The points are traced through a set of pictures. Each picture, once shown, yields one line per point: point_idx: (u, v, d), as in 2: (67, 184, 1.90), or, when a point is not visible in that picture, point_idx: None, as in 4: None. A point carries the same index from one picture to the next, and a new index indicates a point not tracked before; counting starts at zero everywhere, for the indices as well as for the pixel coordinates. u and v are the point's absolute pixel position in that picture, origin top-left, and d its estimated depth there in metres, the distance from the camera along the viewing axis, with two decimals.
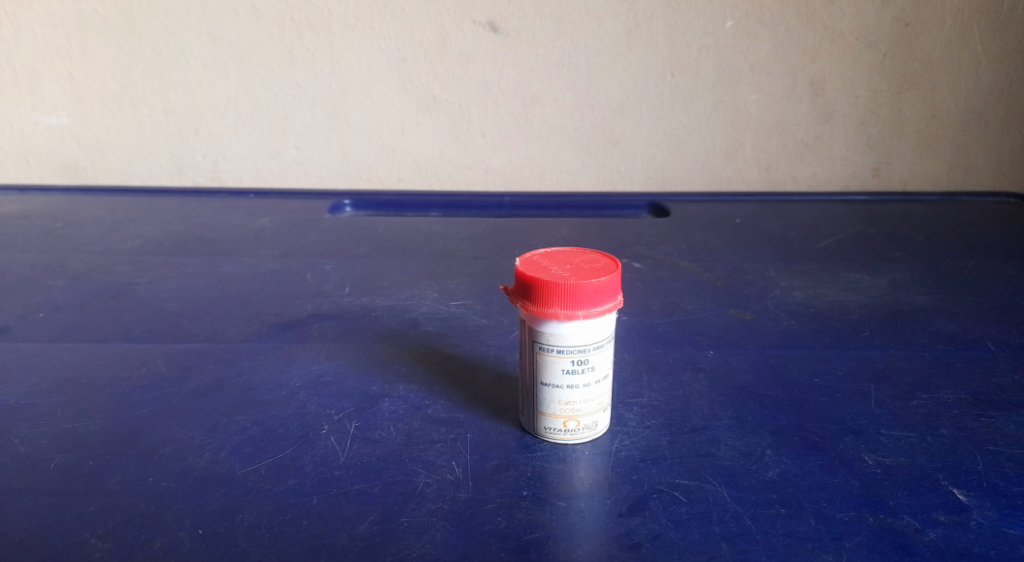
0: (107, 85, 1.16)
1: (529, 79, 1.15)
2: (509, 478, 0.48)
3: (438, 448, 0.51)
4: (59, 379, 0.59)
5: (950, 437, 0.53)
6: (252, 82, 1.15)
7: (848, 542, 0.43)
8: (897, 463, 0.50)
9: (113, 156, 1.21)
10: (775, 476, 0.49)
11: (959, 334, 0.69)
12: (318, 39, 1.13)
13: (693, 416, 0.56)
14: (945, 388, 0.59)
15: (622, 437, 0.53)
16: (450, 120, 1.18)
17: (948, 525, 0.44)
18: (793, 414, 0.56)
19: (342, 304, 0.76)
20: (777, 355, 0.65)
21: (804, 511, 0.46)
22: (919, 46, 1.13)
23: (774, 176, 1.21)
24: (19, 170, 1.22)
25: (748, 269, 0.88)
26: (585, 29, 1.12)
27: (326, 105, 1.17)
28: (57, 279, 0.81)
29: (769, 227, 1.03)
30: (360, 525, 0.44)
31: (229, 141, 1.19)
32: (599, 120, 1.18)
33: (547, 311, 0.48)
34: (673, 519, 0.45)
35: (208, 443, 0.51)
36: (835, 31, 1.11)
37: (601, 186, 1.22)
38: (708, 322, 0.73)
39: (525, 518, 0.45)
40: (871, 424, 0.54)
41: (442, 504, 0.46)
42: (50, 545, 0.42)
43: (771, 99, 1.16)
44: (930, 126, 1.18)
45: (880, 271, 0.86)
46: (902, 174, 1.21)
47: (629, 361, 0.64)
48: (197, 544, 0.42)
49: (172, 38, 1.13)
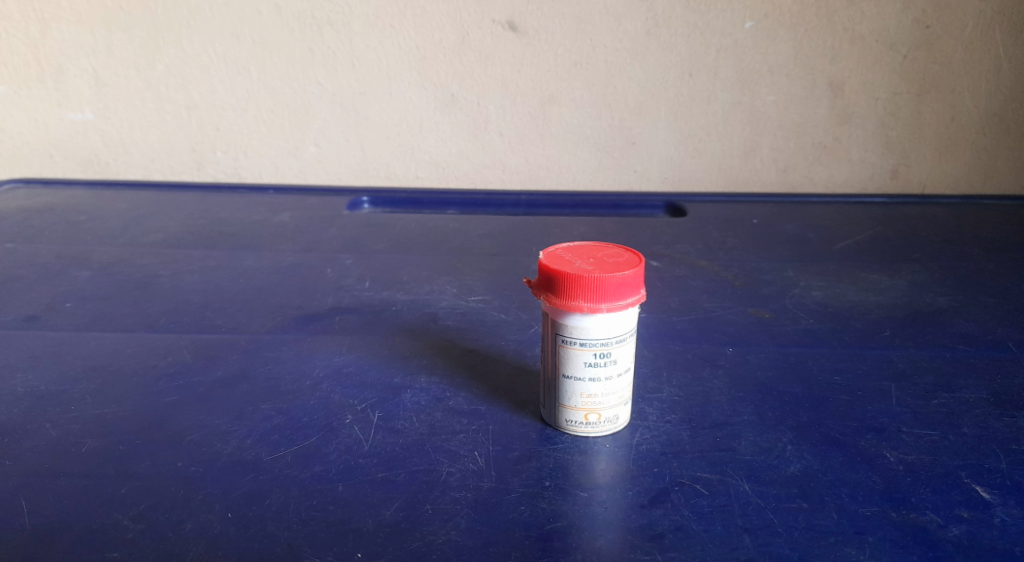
0: (131, 81, 1.18)
1: (547, 78, 1.15)
2: (531, 468, 0.49)
3: (461, 438, 0.52)
4: (87, 367, 0.60)
5: (972, 436, 0.52)
6: (274, 79, 1.16)
7: (871, 536, 0.43)
8: (918, 460, 0.50)
9: (135, 151, 1.22)
10: (796, 471, 0.49)
11: (980, 335, 0.69)
12: (340, 38, 1.13)
13: (713, 411, 0.56)
14: (967, 388, 0.59)
15: (643, 431, 0.53)
16: (468, 119, 1.18)
17: (972, 521, 0.44)
18: (813, 410, 0.56)
19: (362, 298, 0.76)
20: (796, 353, 0.65)
21: (826, 505, 0.46)
22: (940, 47, 1.12)
23: (792, 177, 1.21)
24: (43, 164, 1.24)
25: (766, 268, 0.88)
26: (604, 28, 1.12)
27: (346, 103, 1.18)
28: (83, 271, 0.82)
29: (787, 227, 1.03)
30: (386, 511, 0.45)
31: (249, 137, 1.21)
32: (617, 120, 1.18)
33: (570, 303, 0.49)
34: (696, 511, 0.45)
35: (235, 430, 0.52)
36: (855, 32, 1.11)
37: (618, 185, 1.23)
38: (727, 320, 0.73)
39: (548, 508, 0.45)
40: (891, 422, 0.54)
41: (466, 492, 0.46)
42: (84, 525, 0.43)
43: (791, 101, 1.16)
44: (950, 128, 1.17)
45: (900, 272, 0.86)
46: (921, 176, 1.20)
47: (648, 356, 0.65)
48: (226, 527, 0.43)
49: (195, 36, 1.14)
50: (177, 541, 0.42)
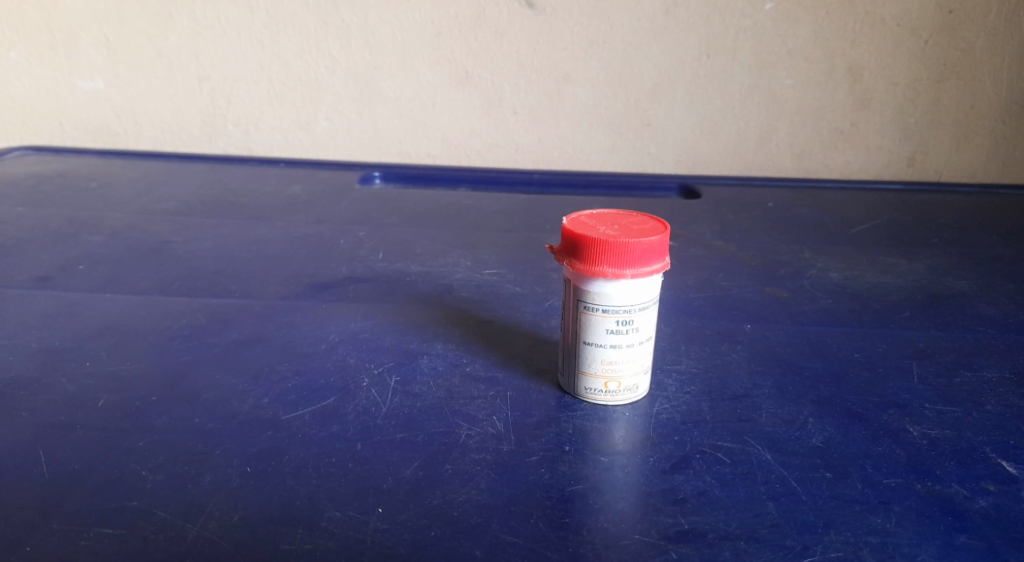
0: (143, 51, 1.17)
1: (563, 57, 1.14)
2: (551, 433, 0.48)
3: (479, 403, 0.51)
4: (101, 326, 0.60)
5: (995, 413, 0.52)
6: (287, 52, 1.16)
7: (896, 506, 0.43)
8: (942, 435, 0.49)
9: (146, 122, 1.22)
10: (818, 443, 0.48)
11: (1000, 318, 0.68)
12: (355, 11, 1.12)
13: (733, 384, 0.55)
14: (989, 367, 0.58)
15: (662, 401, 0.53)
16: (482, 96, 1.17)
17: (998, 494, 0.44)
18: (834, 386, 0.55)
19: (376, 268, 0.76)
20: (815, 331, 0.65)
21: (850, 475, 0.45)
22: (962, 33, 1.11)
23: (807, 163, 1.20)
24: (53, 133, 1.23)
25: (782, 250, 0.87)
26: (622, 7, 1.11)
27: (359, 78, 1.17)
28: (94, 235, 0.81)
29: (802, 211, 1.02)
30: (405, 470, 0.44)
31: (261, 111, 1.20)
32: (632, 101, 1.17)
33: (594, 269, 0.48)
34: (718, 477, 0.44)
35: (251, 390, 0.51)
36: (877, 16, 1.10)
37: (631, 167, 1.22)
38: (744, 298, 0.72)
39: (569, 471, 0.45)
40: (914, 397, 0.54)
41: (485, 454, 0.46)
42: (102, 475, 0.43)
43: (809, 84, 1.15)
44: (969, 116, 1.16)
45: (918, 256, 0.85)
46: (937, 164, 1.19)
47: (666, 331, 0.64)
48: (245, 481, 0.43)
49: (209, 6, 1.13)
50: (197, 492, 0.42)
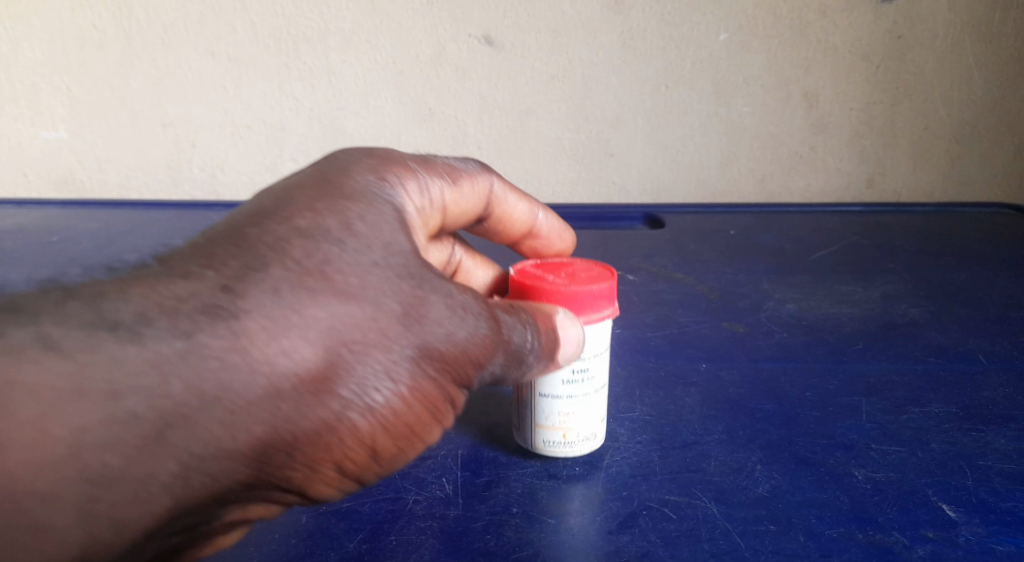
0: (106, 98, 1.17)
1: (524, 91, 1.15)
2: (499, 495, 0.48)
3: (429, 464, 0.51)
4: None
5: (939, 452, 0.53)
6: (249, 94, 1.16)
7: (836, 559, 0.43)
8: (887, 479, 0.50)
9: (111, 169, 1.21)
10: (764, 492, 0.49)
11: (951, 347, 0.69)
12: (316, 53, 1.13)
13: (685, 431, 0.56)
14: (937, 402, 0.59)
15: (613, 453, 0.53)
16: (446, 132, 1.18)
17: (937, 542, 0.44)
18: (783, 428, 0.56)
19: None
20: (769, 369, 0.66)
21: (793, 527, 0.46)
22: (912, 58, 1.13)
23: (769, 187, 1.22)
24: (16, 183, 1.23)
25: (742, 281, 0.88)
26: (580, 41, 1.12)
27: (323, 118, 1.17)
28: None
29: (763, 238, 1.03)
30: (349, 544, 0.44)
31: (226, 154, 1.20)
32: (594, 132, 1.18)
33: None
34: (663, 536, 0.45)
35: None
36: (828, 44, 1.12)
37: (597, 197, 1.23)
38: (701, 335, 0.73)
39: (514, 536, 0.45)
40: (861, 438, 0.54)
41: (431, 521, 0.46)
42: None
43: (766, 111, 1.17)
44: (923, 137, 1.18)
45: (874, 283, 0.86)
46: (895, 184, 1.22)
47: (622, 374, 0.65)
48: None
49: (169, 52, 1.14)
50: None
